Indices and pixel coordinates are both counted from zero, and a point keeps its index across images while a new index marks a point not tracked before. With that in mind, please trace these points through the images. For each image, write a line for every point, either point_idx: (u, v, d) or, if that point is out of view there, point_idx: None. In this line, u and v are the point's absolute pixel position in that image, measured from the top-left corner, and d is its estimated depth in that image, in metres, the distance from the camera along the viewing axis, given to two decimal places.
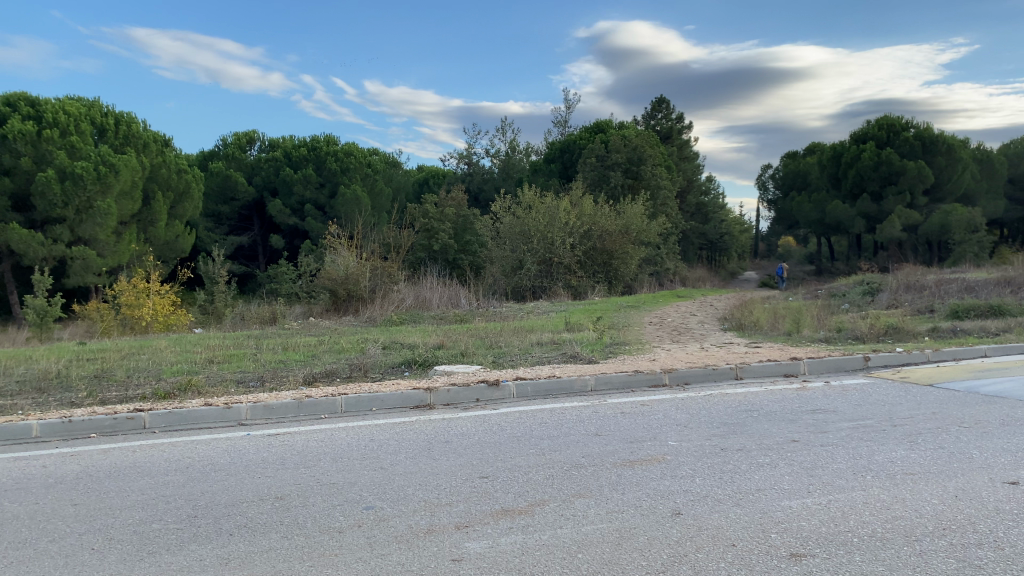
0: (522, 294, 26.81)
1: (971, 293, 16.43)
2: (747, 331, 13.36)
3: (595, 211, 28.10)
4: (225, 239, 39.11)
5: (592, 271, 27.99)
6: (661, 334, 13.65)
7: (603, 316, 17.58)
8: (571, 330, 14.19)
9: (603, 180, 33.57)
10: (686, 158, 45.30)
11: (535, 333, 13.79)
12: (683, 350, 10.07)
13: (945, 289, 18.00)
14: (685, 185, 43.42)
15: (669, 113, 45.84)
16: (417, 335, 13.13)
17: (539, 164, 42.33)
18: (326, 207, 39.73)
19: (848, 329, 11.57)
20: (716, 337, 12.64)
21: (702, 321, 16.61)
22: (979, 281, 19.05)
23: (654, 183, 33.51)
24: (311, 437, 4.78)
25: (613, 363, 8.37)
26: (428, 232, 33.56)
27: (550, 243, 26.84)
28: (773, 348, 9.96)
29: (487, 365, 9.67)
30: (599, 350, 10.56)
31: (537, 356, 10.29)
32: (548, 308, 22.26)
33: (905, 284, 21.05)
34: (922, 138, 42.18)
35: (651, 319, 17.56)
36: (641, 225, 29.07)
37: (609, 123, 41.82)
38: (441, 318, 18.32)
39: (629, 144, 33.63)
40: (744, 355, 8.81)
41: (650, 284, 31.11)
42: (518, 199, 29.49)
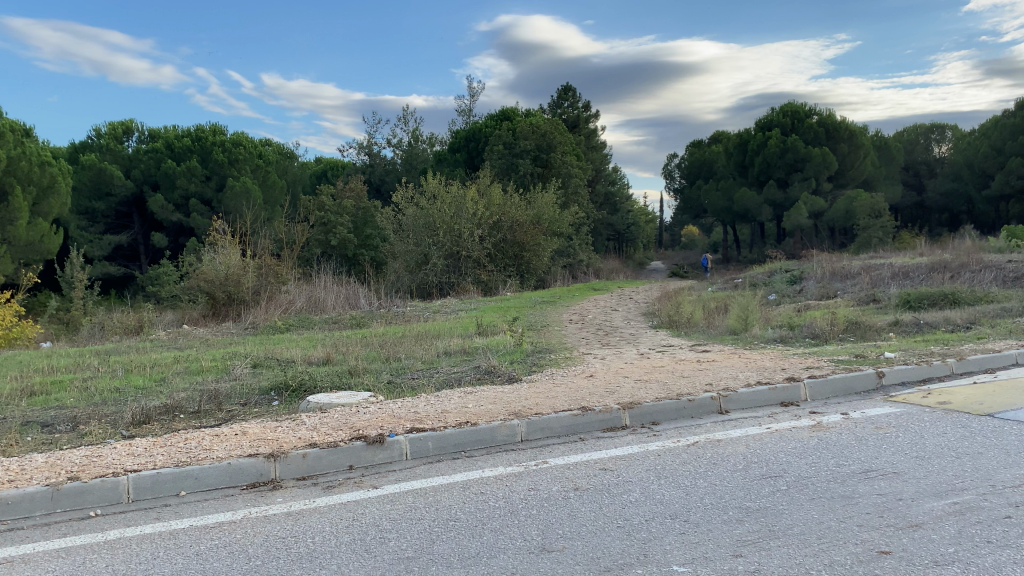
0: (428, 291, 24.83)
1: (906, 281, 15.39)
2: (683, 330, 11.72)
3: (504, 199, 26.37)
4: (101, 239, 35.52)
5: (503, 265, 26.27)
6: (586, 336, 11.87)
7: (518, 316, 15.73)
8: (484, 334, 12.24)
9: (512, 168, 31.82)
10: (594, 147, 44.11)
11: (442, 339, 11.81)
12: (622, 360, 8.29)
13: (876, 277, 16.94)
14: (595, 175, 42.20)
15: (576, 101, 44.48)
16: (298, 349, 10.91)
17: (444, 153, 40.32)
18: (214, 201, 36.62)
19: (801, 326, 10.09)
20: (651, 339, 10.93)
21: (627, 319, 14.97)
22: (904, 266, 18.16)
23: (565, 172, 32.09)
24: (36, 574, 2.71)
25: (542, 386, 6.50)
26: (326, 228, 31.17)
27: (457, 236, 24.94)
28: (726, 353, 8.32)
29: (380, 387, 7.63)
30: (518, 362, 8.66)
31: (445, 373, 8.30)
32: (458, 306, 20.36)
33: (829, 272, 20.05)
34: (825, 125, 42.14)
35: (571, 318, 15.82)
36: (552, 216, 27.47)
37: (516, 110, 40.15)
38: (337, 323, 16.14)
39: (537, 130, 31.99)
40: (700, 366, 7.11)
41: (563, 277, 29.68)
42: (420, 187, 27.40)
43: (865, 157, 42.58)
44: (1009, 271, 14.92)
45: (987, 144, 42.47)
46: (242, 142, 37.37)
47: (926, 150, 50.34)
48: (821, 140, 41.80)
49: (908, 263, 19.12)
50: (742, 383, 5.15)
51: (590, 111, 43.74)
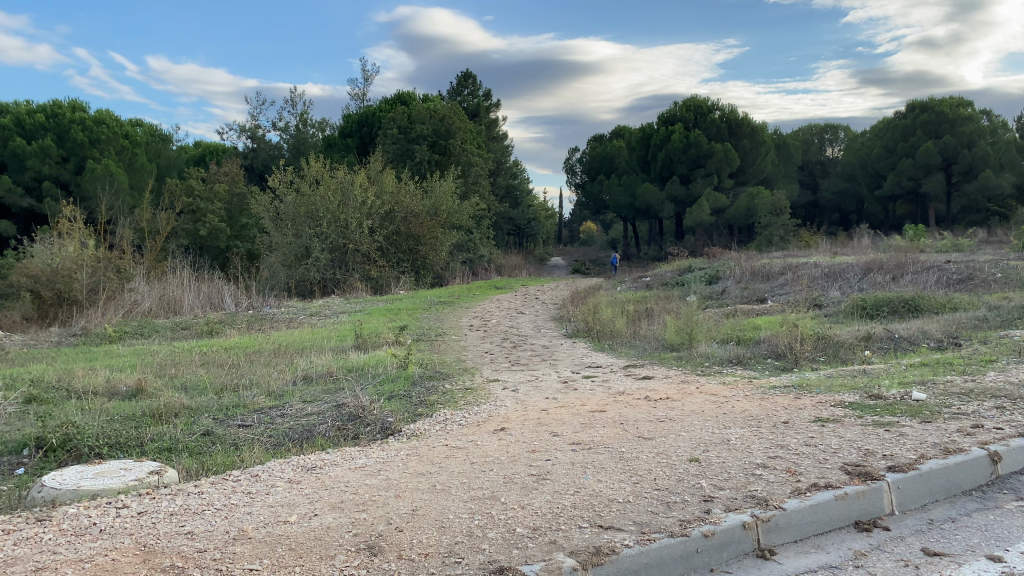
0: (308, 289, 22.03)
1: (844, 282, 13.79)
2: (608, 343, 9.56)
3: (397, 187, 23.80)
4: None
5: (395, 259, 23.87)
6: (489, 352, 9.56)
7: (409, 321, 13.30)
8: (363, 349, 9.76)
9: (407, 155, 29.21)
10: (495, 138, 42.06)
11: (307, 354, 9.32)
12: (542, 395, 6.05)
13: (805, 278, 15.35)
14: (495, 166, 40.04)
15: (476, 89, 42.22)
16: (108, 373, 8.18)
17: (333, 138, 37.28)
18: (71, 185, 32.27)
19: (754, 341, 8.14)
20: (571, 357, 8.72)
21: (537, 326, 12.77)
22: (832, 266, 16.65)
23: (464, 160, 29.85)
24: None
25: (430, 451, 4.22)
26: (195, 216, 27.88)
27: (343, 227, 22.31)
28: (679, 383, 6.20)
29: (185, 450, 5.09)
30: (400, 396, 6.32)
31: (292, 418, 5.84)
32: (341, 307, 17.74)
33: (749, 271, 18.42)
34: (727, 120, 41.23)
35: (471, 323, 13.52)
36: (451, 206, 25.12)
37: (412, 95, 37.47)
38: (186, 331, 13.30)
39: (436, 114, 29.39)
40: (657, 409, 4.99)
41: (462, 275, 27.45)
42: (301, 172, 24.45)
43: (767, 154, 42.04)
44: (951, 274, 13.45)
45: (879, 145, 42.48)
46: (105, 120, 33.15)
47: (822, 150, 50.56)
48: (723, 136, 40.94)
49: (834, 263, 17.66)
50: (769, 492, 3.02)
51: (490, 99, 41.43)
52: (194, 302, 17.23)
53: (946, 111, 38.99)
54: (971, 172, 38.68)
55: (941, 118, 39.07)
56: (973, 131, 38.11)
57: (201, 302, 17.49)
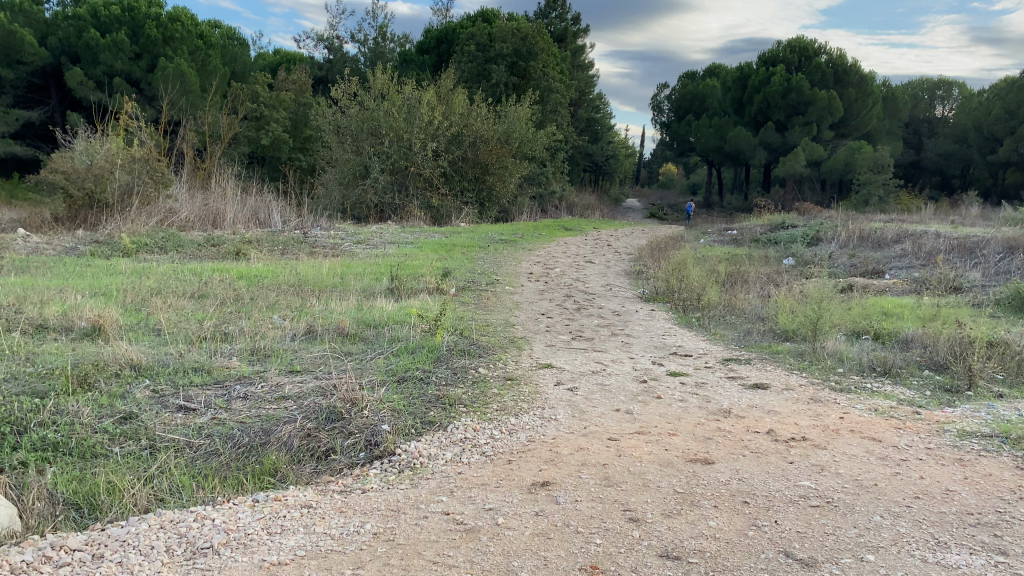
0: (362, 211, 20.53)
1: (979, 262, 11.45)
2: (695, 318, 7.66)
3: (467, 108, 21.84)
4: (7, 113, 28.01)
5: (460, 188, 22.21)
6: (547, 315, 7.71)
7: (462, 263, 11.55)
8: (396, 294, 8.07)
9: (482, 75, 27.16)
10: (579, 66, 39.46)
11: (326, 296, 7.64)
12: (613, 408, 4.24)
13: (929, 250, 12.97)
14: (578, 97, 37.49)
15: (565, 13, 39.41)
16: (77, 300, 6.62)
17: (410, 54, 35.21)
18: (142, 83, 29.89)
19: (899, 338, 6.14)
20: (649, 334, 6.83)
21: (608, 282, 10.87)
22: (958, 238, 14.11)
23: (544, 85, 27.55)
24: None
25: (415, 535, 2.44)
26: (258, 123, 26.53)
27: (407, 147, 20.51)
28: (811, 410, 4.29)
29: (74, 455, 3.41)
30: (417, 382, 4.59)
31: (257, 403, 4.14)
32: (393, 236, 16.21)
33: (856, 234, 15.96)
34: (835, 66, 37.57)
35: (531, 270, 11.72)
36: (524, 134, 23.16)
37: (496, 12, 34.98)
38: (215, 249, 11.85)
39: (518, 34, 27.02)
40: (800, 471, 3.12)
41: (530, 210, 25.65)
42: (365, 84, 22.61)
43: (875, 106, 38.35)
44: None
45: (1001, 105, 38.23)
46: (182, 17, 30.80)
47: (933, 107, 46.26)
48: (829, 82, 37.33)
49: (959, 234, 15.10)
50: None
51: (579, 24, 38.55)
52: (236, 216, 15.96)
53: None
54: None
55: None
56: None
57: (244, 216, 16.24)
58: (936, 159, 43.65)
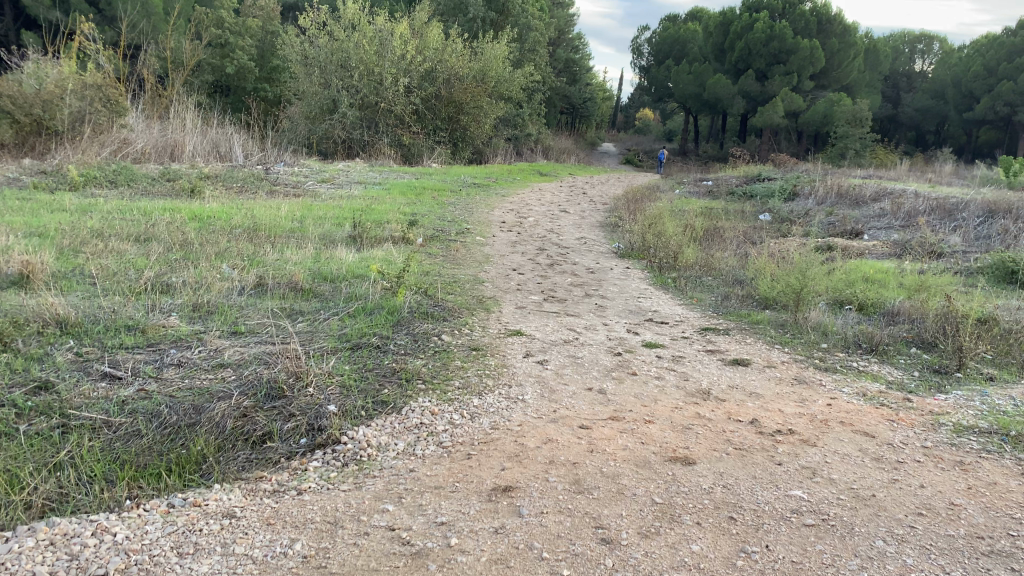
0: (330, 147, 19.84)
1: (957, 225, 11.20)
2: (671, 280, 7.34)
3: (442, 44, 21.03)
4: None
5: (432, 127, 21.58)
6: (517, 271, 7.33)
7: (431, 209, 11.09)
8: (361, 243, 7.67)
9: (459, 9, 26.18)
10: (559, 4, 38.37)
11: (283, 244, 7.18)
12: (585, 387, 3.90)
13: (907, 210, 12.71)
14: (556, 36, 36.52)
15: None
16: (8, 242, 6.09)
17: None
18: (101, 3, 28.38)
19: (884, 311, 5.86)
20: (623, 296, 6.49)
21: (581, 234, 10.51)
22: (936, 198, 13.86)
23: (522, 22, 26.68)
24: None
25: (347, 564, 2.12)
26: (223, 50, 25.43)
27: (378, 82, 19.75)
28: (797, 394, 3.99)
29: None
30: (373, 351, 4.21)
31: (194, 374, 3.74)
32: (362, 175, 15.66)
33: (834, 190, 15.66)
34: (818, 15, 36.85)
35: (502, 219, 11.31)
36: (501, 73, 22.48)
37: None
38: (171, 184, 11.27)
39: None
40: (790, 477, 2.81)
41: (504, 152, 25.07)
42: (335, 14, 21.64)
43: (856, 58, 37.82)
44: None
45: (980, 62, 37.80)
46: None
47: (913, 61, 45.85)
48: (812, 31, 36.67)
49: (937, 194, 14.87)
50: None
51: None
52: (197, 148, 15.26)
53: None
54: None
55: None
56: None
57: (205, 149, 15.53)
58: (913, 114, 43.40)
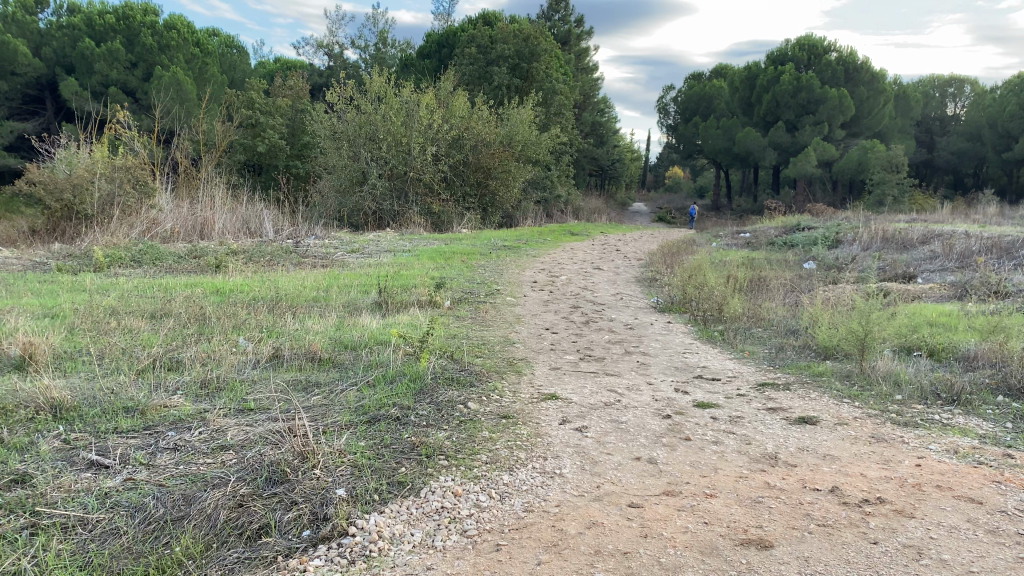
0: (359, 219, 19.80)
1: (1016, 264, 10.55)
2: (718, 333, 6.83)
3: (468, 111, 21.12)
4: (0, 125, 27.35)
5: (461, 193, 21.52)
6: (551, 330, 6.89)
7: (461, 273, 10.75)
8: (386, 308, 7.32)
9: (483, 78, 26.39)
10: (583, 69, 38.78)
11: (303, 314, 6.85)
12: (632, 457, 3.40)
13: (960, 251, 12.07)
14: (582, 99, 36.74)
15: (568, 15, 38.67)
16: (17, 324, 5.82)
17: (411, 59, 34.49)
18: (138, 92, 29.20)
19: (959, 356, 5.29)
20: (667, 352, 6.01)
21: (617, 291, 10.06)
22: (988, 237, 13.20)
23: (547, 86, 26.83)
24: None
25: None
26: (254, 130, 25.87)
27: (406, 152, 19.77)
28: (878, 455, 3.45)
29: None
30: (391, 424, 3.77)
31: (190, 458, 3.33)
32: (391, 244, 15.49)
33: (877, 236, 15.07)
34: (844, 64, 36.65)
35: (534, 279, 10.93)
36: (528, 136, 22.46)
37: (499, 15, 34.23)
38: (197, 261, 11.10)
39: (519, 34, 26.26)
40: (892, 561, 2.29)
41: (535, 215, 24.91)
42: (361, 88, 21.89)
43: (886, 104, 37.42)
44: None
45: (1015, 102, 37.03)
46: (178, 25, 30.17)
47: (945, 104, 45.29)
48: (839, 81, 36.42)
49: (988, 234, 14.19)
50: None
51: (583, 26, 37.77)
52: (226, 226, 15.22)
53: None
54: None
55: None
56: None
57: (235, 227, 15.51)
58: (949, 157, 42.62)
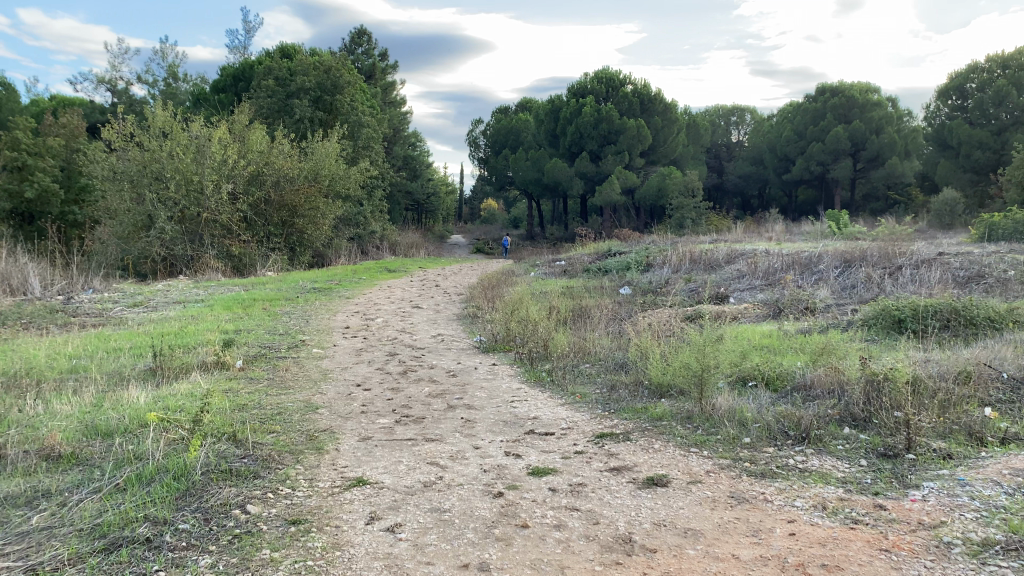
0: (147, 267, 17.87)
1: (816, 280, 10.87)
2: (546, 374, 6.25)
3: (267, 146, 19.83)
4: None
5: (265, 233, 20.11)
6: (361, 387, 6.03)
7: (259, 323, 9.62)
8: (163, 377, 6.17)
9: (283, 112, 25.02)
10: (390, 103, 38.20)
11: (51, 393, 5.59)
12: (459, 565, 2.66)
13: (764, 269, 12.39)
14: (391, 134, 36.09)
15: (371, 49, 38.02)
16: None
17: (205, 93, 32.36)
18: None
19: (795, 385, 5.02)
20: (493, 402, 5.33)
21: (436, 331, 9.34)
22: (786, 254, 13.72)
23: (353, 119, 25.91)
24: None
25: None
26: (22, 174, 22.98)
27: (198, 192, 18.14)
28: (743, 525, 2.92)
29: None
30: (135, 552, 2.80)
31: None
32: (184, 293, 13.94)
33: (686, 257, 15.36)
34: (639, 95, 38.42)
35: (345, 324, 9.99)
36: (334, 171, 21.44)
37: (298, 47, 32.92)
38: None
39: (320, 66, 25.22)
40: None
41: (348, 253, 23.80)
42: (144, 123, 19.96)
43: (679, 132, 39.58)
44: (953, 269, 10.42)
45: (790, 128, 40.21)
46: None
47: (730, 132, 48.72)
48: (636, 111, 38.15)
49: (787, 250, 14.79)
50: None
51: (387, 60, 37.23)
52: None
53: (856, 95, 36.81)
54: (878, 160, 36.34)
55: (850, 103, 36.95)
56: (881, 117, 35.84)
57: None
58: (737, 181, 45.77)
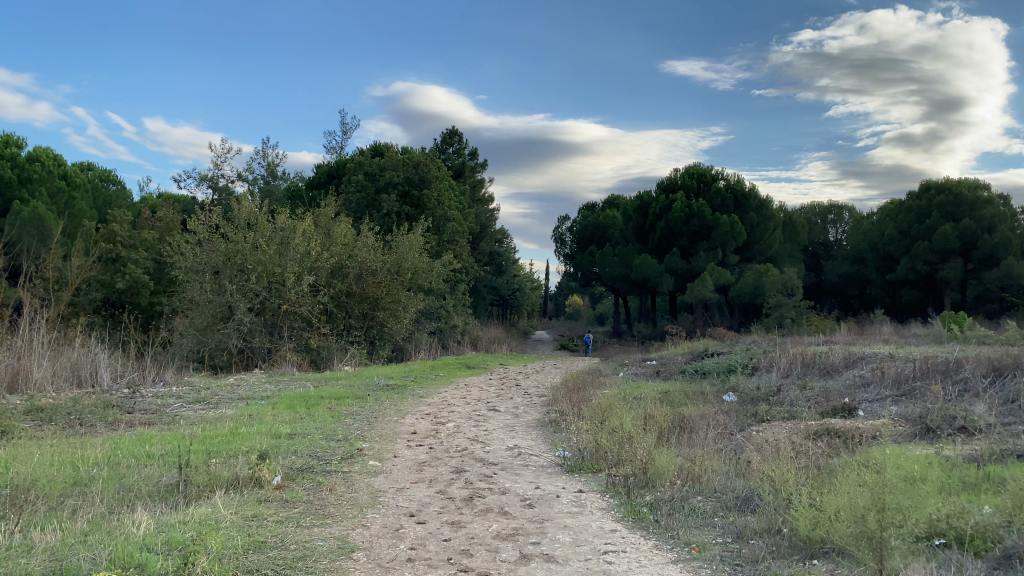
0: (223, 359, 17.34)
1: (960, 393, 9.16)
2: (649, 510, 4.91)
3: (351, 238, 19.44)
4: None
5: (344, 326, 19.49)
6: (416, 519, 4.81)
7: (316, 426, 8.57)
8: (182, 497, 5.11)
9: (370, 206, 24.87)
10: (479, 200, 38.09)
11: (41, 516, 4.58)
12: None
13: (890, 379, 10.69)
14: (478, 230, 35.78)
15: (462, 147, 38.31)
16: None
17: (299, 189, 32.91)
18: None
19: (1010, 551, 3.56)
20: (583, 554, 4.03)
21: (513, 442, 8.08)
22: (915, 360, 11.97)
23: (439, 213, 25.56)
24: None
25: None
26: (114, 265, 23.33)
27: (279, 283, 17.69)
28: None
29: None
30: None
31: None
32: (252, 388, 13.17)
33: (796, 362, 13.72)
34: (733, 191, 37.19)
35: (411, 429, 8.86)
36: (418, 263, 20.85)
37: (389, 145, 33.30)
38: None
39: (409, 160, 25.11)
40: None
41: (428, 347, 22.94)
42: (231, 215, 19.89)
43: (776, 228, 37.96)
44: None
45: (892, 226, 38.03)
46: (42, 157, 27.80)
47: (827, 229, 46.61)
48: (729, 207, 36.84)
49: (912, 356, 12.99)
50: None
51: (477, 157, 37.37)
52: (48, 376, 12.59)
53: (965, 192, 34.57)
54: (992, 260, 33.69)
55: (959, 200, 34.72)
56: (995, 215, 33.44)
57: (61, 376, 12.90)
58: (837, 280, 43.41)
